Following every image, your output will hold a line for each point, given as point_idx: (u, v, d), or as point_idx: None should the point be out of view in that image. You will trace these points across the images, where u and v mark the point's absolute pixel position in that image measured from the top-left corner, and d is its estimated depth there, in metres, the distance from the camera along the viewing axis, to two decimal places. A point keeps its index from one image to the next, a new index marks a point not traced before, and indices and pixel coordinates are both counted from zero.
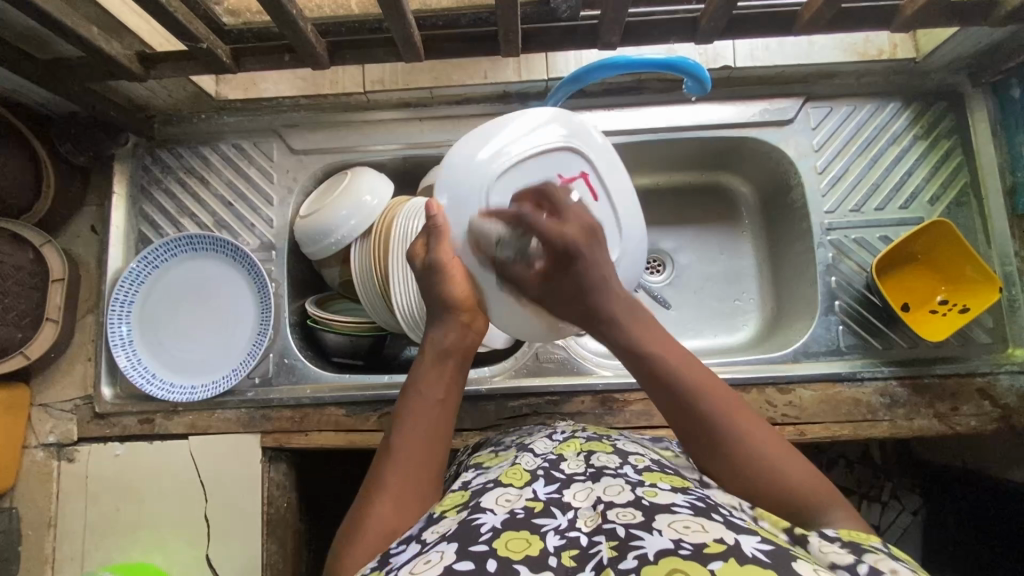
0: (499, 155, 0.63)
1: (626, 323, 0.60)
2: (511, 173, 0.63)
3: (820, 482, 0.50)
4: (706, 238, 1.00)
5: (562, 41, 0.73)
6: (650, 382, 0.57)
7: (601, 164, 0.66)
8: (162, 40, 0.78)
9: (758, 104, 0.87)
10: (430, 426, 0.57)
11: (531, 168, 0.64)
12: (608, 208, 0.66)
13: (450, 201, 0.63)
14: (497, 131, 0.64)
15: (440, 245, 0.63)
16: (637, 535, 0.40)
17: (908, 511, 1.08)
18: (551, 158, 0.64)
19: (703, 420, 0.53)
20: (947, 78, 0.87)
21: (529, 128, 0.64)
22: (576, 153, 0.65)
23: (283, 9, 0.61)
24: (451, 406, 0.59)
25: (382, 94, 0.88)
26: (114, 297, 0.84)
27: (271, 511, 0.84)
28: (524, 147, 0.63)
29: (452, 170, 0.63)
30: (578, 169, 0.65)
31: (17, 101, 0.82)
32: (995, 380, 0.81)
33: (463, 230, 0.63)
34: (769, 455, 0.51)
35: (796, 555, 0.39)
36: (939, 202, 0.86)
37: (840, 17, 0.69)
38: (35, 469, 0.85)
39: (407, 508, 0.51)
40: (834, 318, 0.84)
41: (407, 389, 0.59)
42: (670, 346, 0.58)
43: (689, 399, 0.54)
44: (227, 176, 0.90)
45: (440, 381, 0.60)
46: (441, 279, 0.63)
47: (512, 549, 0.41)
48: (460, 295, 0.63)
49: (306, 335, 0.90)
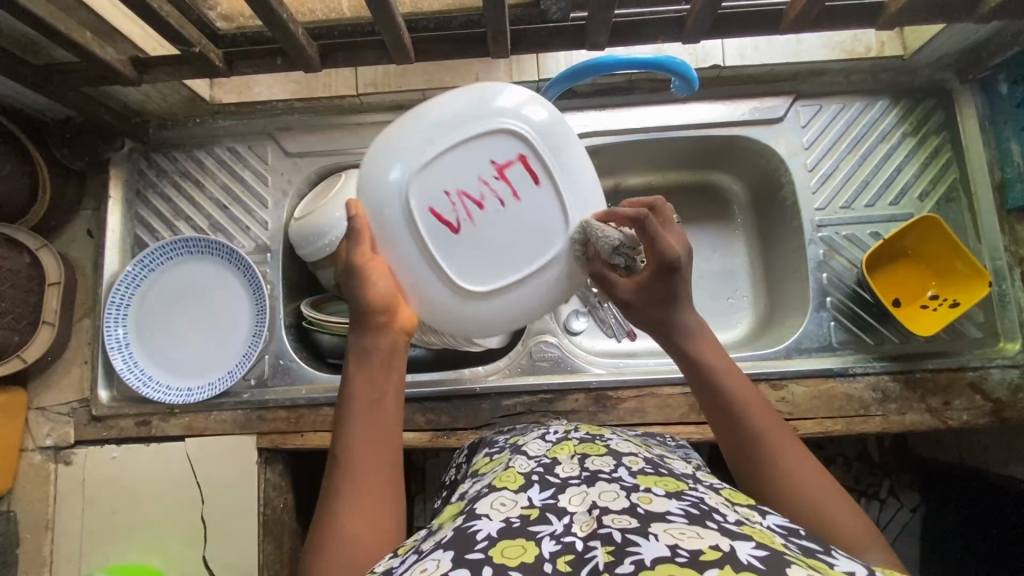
0: (427, 138, 0.58)
1: (697, 340, 0.62)
2: (439, 159, 0.58)
3: (860, 519, 0.50)
4: (699, 236, 1.00)
5: (550, 41, 0.74)
6: (709, 401, 0.60)
7: (545, 146, 0.59)
8: (155, 44, 0.78)
9: (747, 103, 0.88)
10: (375, 430, 0.56)
11: (460, 154, 0.58)
12: (550, 192, 0.60)
13: (373, 189, 0.58)
14: (428, 110, 0.58)
15: (357, 245, 0.58)
16: (633, 540, 0.40)
17: (907, 509, 1.09)
18: (483, 142, 0.59)
19: (748, 436, 0.56)
20: (935, 75, 0.88)
21: (462, 108, 0.58)
22: (515, 135, 0.59)
23: (274, 12, 0.62)
24: (388, 405, 0.58)
25: (375, 96, 0.88)
26: (110, 299, 0.85)
27: (268, 511, 0.85)
28: (457, 131, 0.58)
29: (376, 158, 0.59)
30: (516, 152, 0.59)
31: (13, 108, 0.83)
32: (987, 374, 0.81)
33: (384, 223, 0.59)
34: (813, 487, 0.52)
35: (793, 559, 0.39)
36: (928, 198, 0.87)
37: (825, 16, 0.71)
38: (33, 472, 0.85)
39: (366, 514, 0.51)
40: (825, 314, 0.85)
41: (342, 400, 0.57)
42: (731, 366, 0.61)
43: (743, 418, 0.57)
44: (222, 179, 0.91)
45: (375, 382, 0.58)
46: (356, 283, 0.58)
47: (508, 556, 0.41)
48: (382, 294, 0.58)
49: (302, 337, 0.91)
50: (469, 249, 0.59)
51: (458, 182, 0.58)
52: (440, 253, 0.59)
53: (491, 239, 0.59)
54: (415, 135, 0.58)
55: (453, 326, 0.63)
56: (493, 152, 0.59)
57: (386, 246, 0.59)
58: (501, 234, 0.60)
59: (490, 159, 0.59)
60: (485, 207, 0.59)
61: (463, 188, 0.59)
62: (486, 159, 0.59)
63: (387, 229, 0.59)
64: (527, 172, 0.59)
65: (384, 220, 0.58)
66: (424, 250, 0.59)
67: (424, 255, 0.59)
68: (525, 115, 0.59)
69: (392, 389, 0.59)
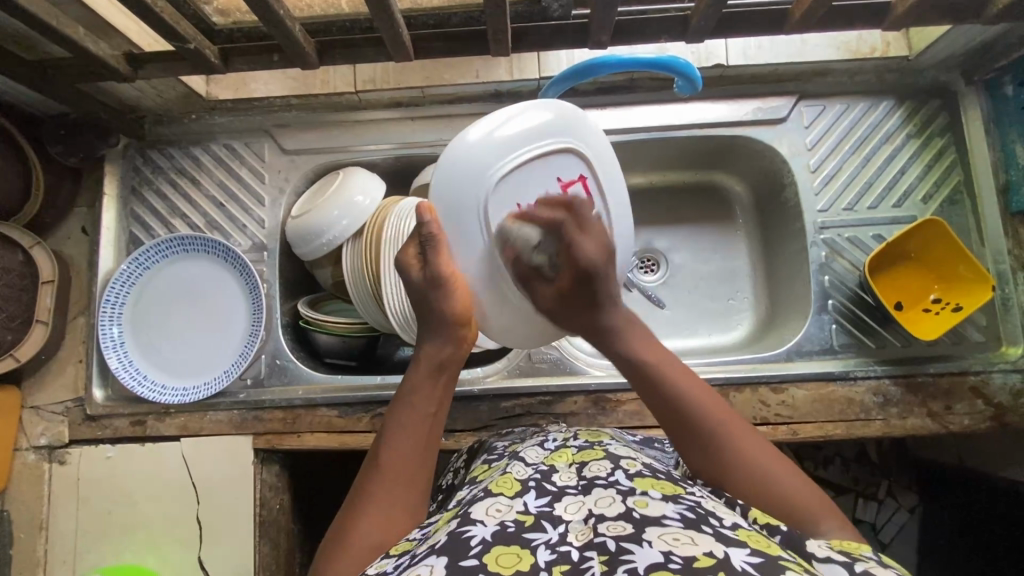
0: (502, 154, 0.60)
1: (630, 338, 0.63)
2: (512, 175, 0.61)
3: (814, 493, 0.51)
4: (701, 237, 1.00)
5: (552, 40, 0.73)
6: (642, 383, 0.60)
7: (601, 168, 0.64)
8: (150, 40, 0.77)
9: (752, 102, 0.87)
10: (421, 442, 0.58)
11: (532, 172, 0.62)
12: (604, 212, 0.65)
13: (444, 198, 0.61)
14: (496, 123, 0.61)
15: (438, 255, 0.61)
16: (627, 548, 0.40)
17: (906, 510, 1.08)
18: (550, 162, 0.62)
19: (685, 414, 0.56)
20: (940, 75, 0.87)
21: (558, 124, 0.62)
22: (578, 154, 0.63)
23: (272, 9, 0.61)
24: (440, 420, 0.60)
25: (374, 93, 0.87)
26: (104, 298, 0.84)
27: (264, 512, 0.84)
28: (529, 149, 0.61)
29: (452, 159, 0.61)
30: (579, 172, 0.63)
31: (5, 102, 0.82)
32: (990, 378, 0.81)
33: (454, 227, 0.61)
34: (768, 470, 0.52)
35: (786, 564, 0.38)
36: (933, 201, 0.86)
37: (833, 15, 0.69)
38: (27, 471, 0.84)
39: (390, 521, 0.53)
40: (827, 317, 0.84)
41: (398, 400, 0.60)
42: (669, 358, 0.61)
43: (680, 398, 0.56)
44: (219, 176, 0.90)
45: (434, 393, 0.61)
46: (445, 293, 0.61)
47: (503, 564, 0.41)
48: (460, 309, 0.62)
49: (298, 336, 0.90)
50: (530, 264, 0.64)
51: (529, 197, 0.62)
52: (511, 266, 0.63)
53: (552, 252, 0.64)
54: (491, 141, 0.60)
55: (515, 335, 0.68)
56: (558, 171, 0.62)
57: (459, 256, 0.62)
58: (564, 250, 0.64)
59: (557, 177, 0.62)
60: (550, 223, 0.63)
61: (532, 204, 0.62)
62: (552, 180, 0.62)
63: (458, 243, 0.62)
64: (588, 193, 0.64)
65: (453, 226, 0.61)
66: (496, 266, 0.63)
67: (496, 272, 0.63)
68: (578, 134, 0.63)
69: (445, 404, 0.62)
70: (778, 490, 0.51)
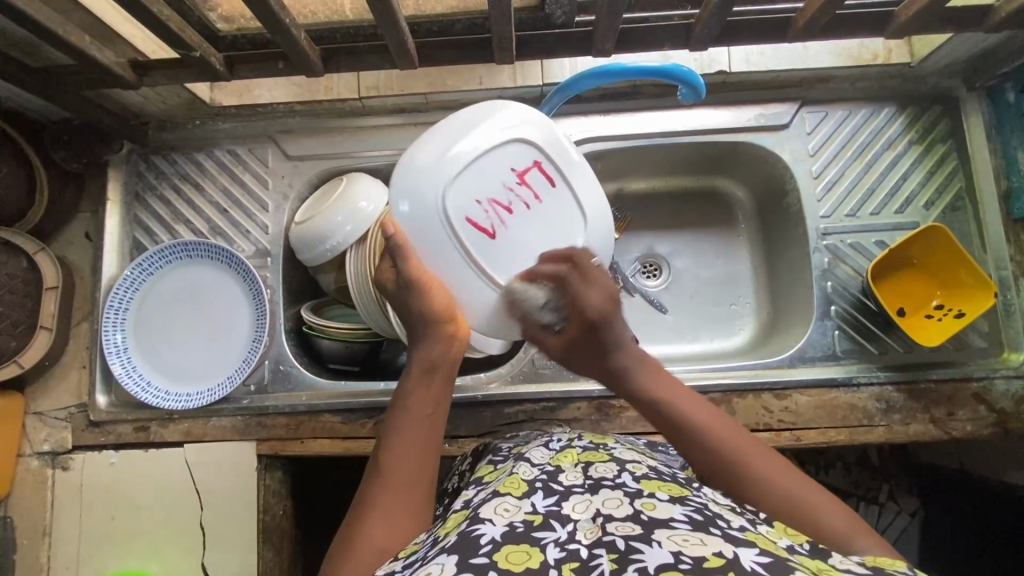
0: (454, 152, 0.62)
1: (643, 374, 0.62)
2: (466, 172, 0.62)
3: (845, 516, 0.50)
4: (702, 242, 1.00)
5: (556, 47, 0.73)
6: (663, 423, 0.60)
7: (554, 151, 0.65)
8: (155, 47, 0.78)
9: (753, 108, 0.87)
10: (420, 444, 0.58)
11: (487, 164, 0.63)
12: (566, 192, 0.66)
13: (404, 210, 0.62)
14: (443, 127, 0.63)
15: (407, 261, 0.60)
16: (636, 547, 0.40)
17: (905, 513, 1.07)
18: (502, 152, 0.64)
19: (710, 449, 0.56)
20: (942, 81, 0.87)
21: (501, 115, 0.64)
22: (529, 142, 0.64)
23: (276, 17, 0.61)
24: (439, 421, 0.61)
25: (377, 100, 0.88)
26: (108, 304, 0.84)
27: (267, 518, 0.84)
28: (480, 144, 0.62)
29: (407, 169, 0.62)
30: (530, 158, 0.65)
31: (10, 108, 0.82)
32: (992, 385, 0.81)
33: (419, 231, 0.62)
34: (796, 495, 0.52)
35: (795, 565, 0.39)
36: (935, 207, 0.86)
37: (836, 23, 0.69)
38: (30, 478, 0.84)
39: (396, 523, 0.53)
40: (830, 322, 0.84)
41: (396, 405, 0.61)
42: (682, 393, 0.61)
43: (701, 437, 0.57)
44: (222, 182, 0.90)
45: (431, 394, 0.61)
46: (419, 295, 0.61)
47: (513, 562, 0.41)
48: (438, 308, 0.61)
49: (302, 342, 0.90)
50: (503, 254, 0.64)
51: (488, 191, 0.63)
52: (483, 259, 0.63)
53: (523, 242, 0.64)
54: (441, 144, 0.62)
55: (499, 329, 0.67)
56: (512, 160, 0.64)
57: (430, 258, 0.62)
58: (533, 236, 0.65)
59: (511, 167, 0.64)
60: (514, 212, 0.64)
61: (492, 196, 0.63)
62: (508, 169, 0.64)
63: (426, 245, 0.62)
64: (545, 176, 0.65)
65: (417, 230, 0.62)
66: (469, 260, 0.63)
67: (470, 267, 0.63)
68: (526, 122, 0.64)
69: (443, 406, 0.62)
70: (810, 515, 0.50)
